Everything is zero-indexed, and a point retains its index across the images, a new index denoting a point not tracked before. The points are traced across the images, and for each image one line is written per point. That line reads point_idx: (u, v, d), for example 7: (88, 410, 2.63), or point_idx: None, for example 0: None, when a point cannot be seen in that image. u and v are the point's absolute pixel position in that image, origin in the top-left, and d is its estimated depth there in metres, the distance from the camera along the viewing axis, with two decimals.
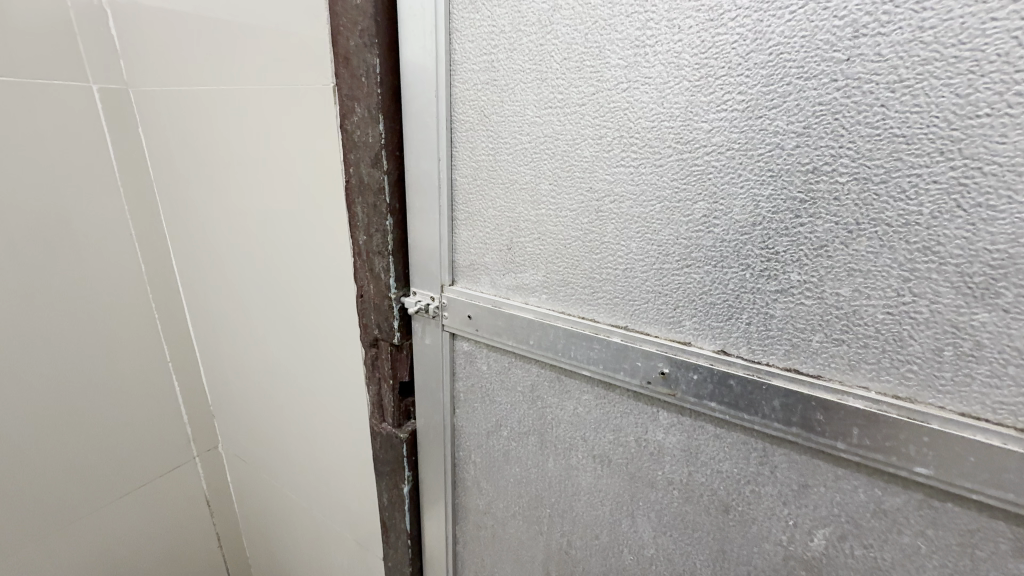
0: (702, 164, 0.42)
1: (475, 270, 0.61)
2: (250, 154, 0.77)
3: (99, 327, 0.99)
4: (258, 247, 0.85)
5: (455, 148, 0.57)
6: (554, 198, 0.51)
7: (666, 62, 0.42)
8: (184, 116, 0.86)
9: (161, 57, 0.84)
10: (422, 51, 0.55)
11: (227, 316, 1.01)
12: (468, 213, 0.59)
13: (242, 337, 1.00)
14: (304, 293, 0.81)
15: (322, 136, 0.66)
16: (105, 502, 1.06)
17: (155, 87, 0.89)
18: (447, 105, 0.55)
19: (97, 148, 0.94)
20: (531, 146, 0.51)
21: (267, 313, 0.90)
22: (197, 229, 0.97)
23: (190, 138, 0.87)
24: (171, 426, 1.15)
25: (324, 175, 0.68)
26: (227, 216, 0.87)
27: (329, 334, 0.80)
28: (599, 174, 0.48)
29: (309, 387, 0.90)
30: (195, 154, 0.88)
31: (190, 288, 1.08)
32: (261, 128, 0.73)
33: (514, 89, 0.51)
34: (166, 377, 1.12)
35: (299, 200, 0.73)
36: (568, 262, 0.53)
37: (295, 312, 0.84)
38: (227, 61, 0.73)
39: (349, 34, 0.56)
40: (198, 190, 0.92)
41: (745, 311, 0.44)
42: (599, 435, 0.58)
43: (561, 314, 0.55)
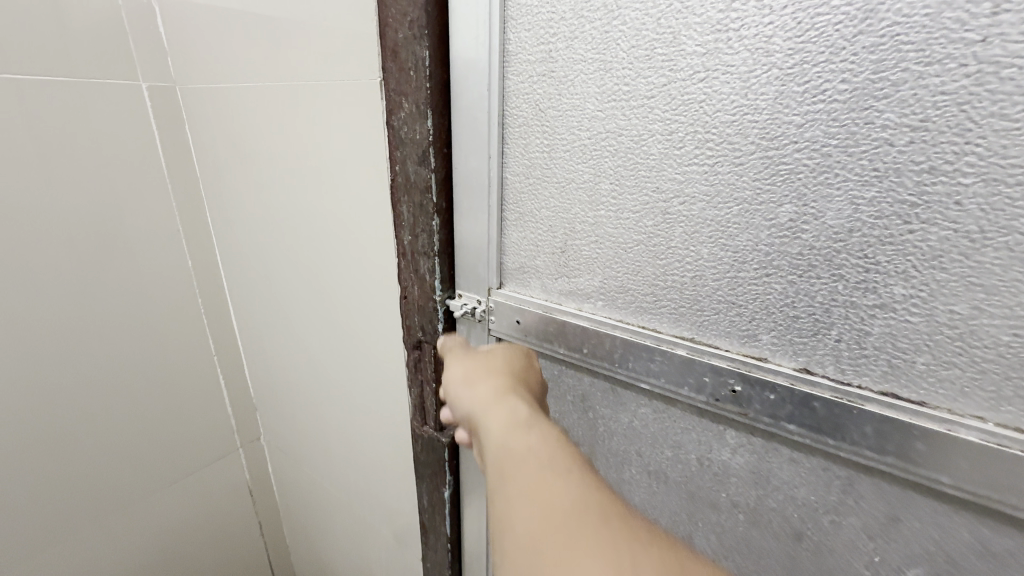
0: (790, 162, 0.38)
1: (524, 274, 0.58)
2: (294, 154, 0.77)
3: (144, 328, 1.02)
4: (302, 248, 0.85)
5: (507, 145, 0.54)
6: (616, 198, 0.48)
7: (753, 48, 0.37)
8: (231, 115, 0.86)
9: (208, 56, 0.84)
10: (475, 41, 0.51)
11: (270, 313, 1.02)
12: (519, 213, 0.56)
13: (285, 334, 1.00)
14: (347, 294, 0.80)
15: (366, 135, 0.64)
16: (150, 496, 1.10)
17: (202, 86, 0.89)
18: (499, 100, 0.52)
19: (146, 147, 0.95)
20: (591, 143, 0.48)
21: (310, 313, 0.90)
22: (241, 227, 0.98)
23: (236, 137, 0.87)
24: (214, 423, 1.17)
25: (369, 175, 0.66)
26: (271, 211, 0.87)
27: (371, 334, 0.79)
28: (668, 173, 0.44)
29: (351, 386, 0.90)
30: (239, 150, 0.88)
31: (234, 284, 1.09)
32: (306, 128, 0.72)
33: (574, 81, 0.47)
34: (209, 377, 1.14)
35: (342, 201, 0.72)
36: (628, 267, 0.49)
37: (338, 313, 0.84)
38: (272, 60, 0.72)
39: (399, 25, 0.53)
40: (243, 188, 0.92)
41: (834, 326, 0.40)
42: (656, 450, 0.54)
43: (619, 322, 0.51)
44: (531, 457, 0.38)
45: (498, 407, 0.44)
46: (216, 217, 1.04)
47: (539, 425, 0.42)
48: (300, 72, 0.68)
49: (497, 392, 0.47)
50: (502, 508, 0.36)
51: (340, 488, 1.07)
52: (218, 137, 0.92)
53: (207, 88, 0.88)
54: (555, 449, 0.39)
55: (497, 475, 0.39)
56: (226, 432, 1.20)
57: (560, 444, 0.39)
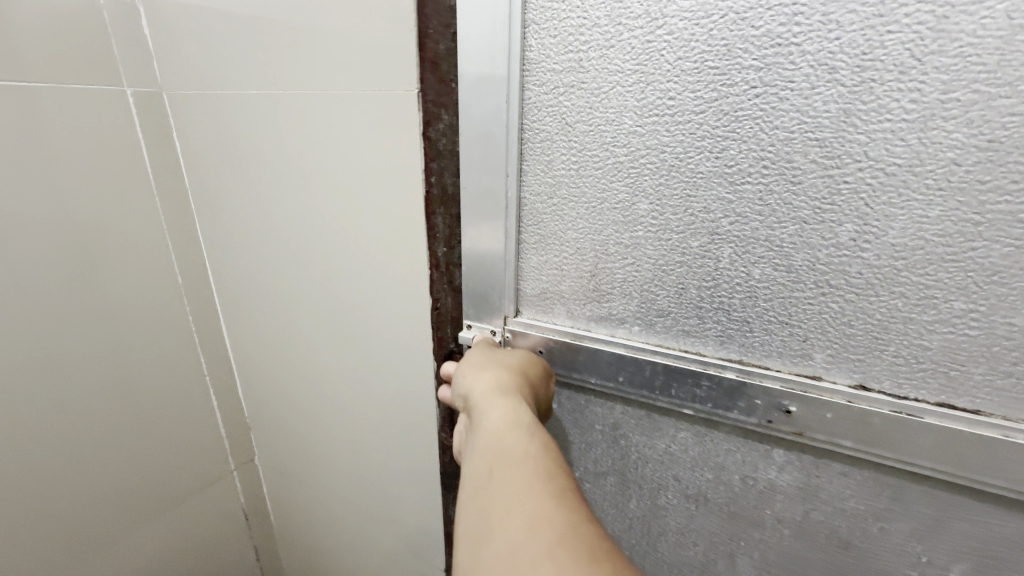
0: (852, 181, 0.37)
1: (546, 300, 0.53)
2: (296, 166, 0.63)
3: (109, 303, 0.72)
4: (302, 271, 0.70)
5: (527, 162, 0.49)
6: (656, 219, 0.45)
7: (816, 64, 0.36)
8: (234, 123, 0.66)
9: (212, 54, 0.64)
10: (489, 48, 0.45)
11: (265, 342, 0.81)
12: (539, 236, 0.51)
13: (294, 367, 0.79)
14: (363, 333, 0.68)
15: (396, 148, 0.54)
16: (110, 530, 0.78)
17: (195, 91, 0.68)
18: (519, 112, 0.47)
19: (119, 130, 0.70)
20: (628, 161, 0.44)
21: (317, 346, 0.75)
22: (257, 275, 0.76)
23: (241, 160, 0.68)
24: (203, 451, 0.88)
25: (397, 193, 0.57)
26: (289, 251, 0.69)
27: (390, 379, 0.69)
28: (716, 192, 0.42)
29: (359, 421, 0.76)
30: (260, 175, 0.67)
31: (241, 344, 0.85)
32: (315, 136, 0.60)
33: (608, 93, 0.43)
34: (192, 385, 0.84)
35: (357, 224, 0.61)
36: (670, 290, 0.47)
37: (348, 348, 0.71)
38: (296, 69, 0.57)
39: (442, 33, 0.47)
40: (245, 204, 0.71)
41: (891, 343, 0.40)
42: (697, 474, 0.53)
43: (659, 348, 0.49)
44: (530, 464, 0.36)
45: (503, 404, 0.42)
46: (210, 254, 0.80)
47: (541, 437, 0.39)
48: (321, 77, 0.56)
49: (498, 398, 0.43)
50: (489, 516, 0.34)
51: (354, 536, 0.89)
52: (217, 153, 0.71)
53: (206, 91, 0.67)
54: (555, 474, 0.35)
55: (486, 475, 0.37)
56: (220, 467, 0.91)
57: (563, 472, 0.35)
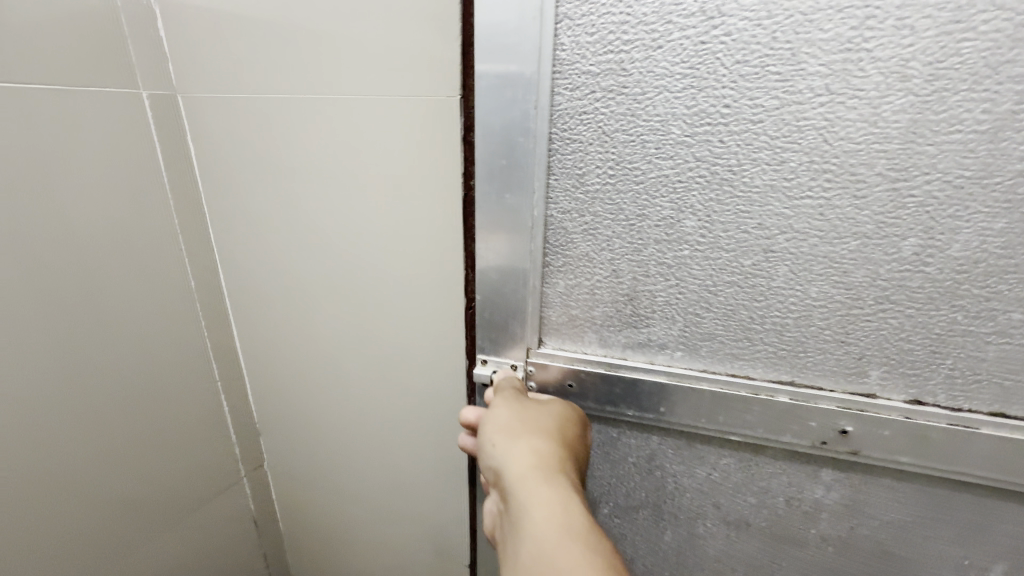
0: (919, 194, 0.36)
1: (575, 327, 0.48)
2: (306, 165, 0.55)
3: (105, 270, 0.59)
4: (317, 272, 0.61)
5: (555, 176, 0.43)
6: (705, 237, 0.41)
7: (887, 72, 0.34)
8: (257, 129, 0.57)
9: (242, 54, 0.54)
10: (516, 49, 0.39)
11: (279, 355, 0.71)
12: (567, 258, 0.45)
13: (316, 381, 0.69)
14: (388, 366, 0.62)
15: (419, 152, 0.49)
16: (105, 543, 0.64)
17: (213, 97, 0.59)
18: (548, 120, 0.41)
19: (118, 112, 0.58)
20: (675, 174, 0.40)
21: (333, 359, 0.66)
22: (291, 315, 0.67)
23: (266, 172, 0.59)
24: (212, 462, 0.76)
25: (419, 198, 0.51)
26: (324, 283, 0.61)
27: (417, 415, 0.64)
28: (773, 207, 0.39)
29: (379, 437, 0.68)
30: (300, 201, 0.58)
31: (268, 387, 0.76)
32: (331, 141, 0.53)
33: (653, 99, 0.39)
34: (202, 379, 0.72)
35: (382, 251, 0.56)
36: (717, 312, 0.43)
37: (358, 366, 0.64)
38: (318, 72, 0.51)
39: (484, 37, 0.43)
40: (269, 217, 0.61)
41: (948, 356, 0.39)
42: (739, 500, 0.50)
43: (705, 374, 0.45)
44: None
45: (550, 503, 0.34)
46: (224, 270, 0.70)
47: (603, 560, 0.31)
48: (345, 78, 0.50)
49: (542, 486, 0.35)
50: None
51: (379, 558, 0.79)
52: (232, 160, 0.61)
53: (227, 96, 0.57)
54: None
55: None
56: (232, 482, 0.79)
57: None
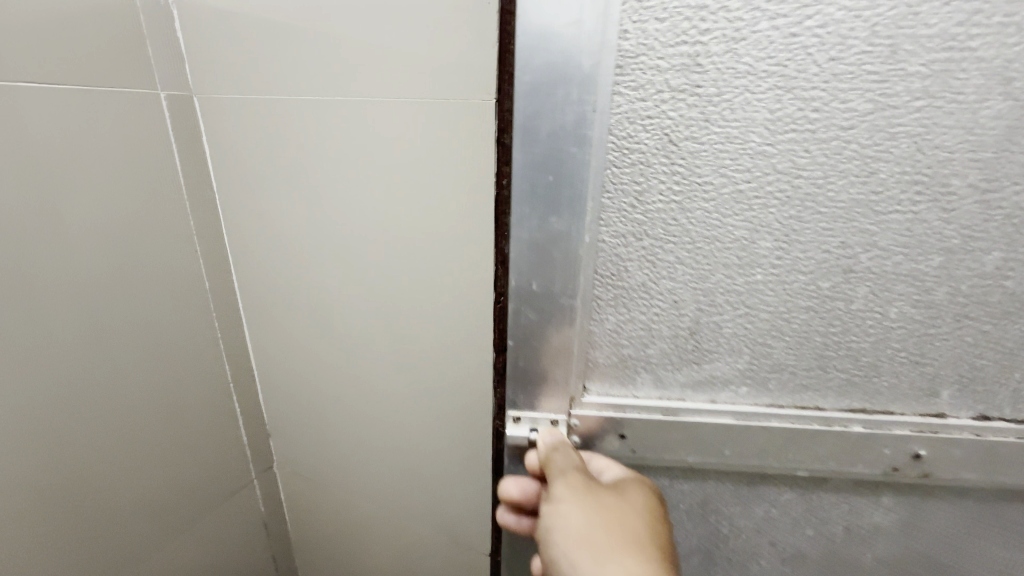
0: (1007, 207, 0.33)
1: (624, 368, 0.40)
2: (335, 160, 0.61)
3: (124, 247, 0.61)
4: (330, 251, 0.67)
5: (609, 194, 0.35)
6: (781, 259, 0.36)
7: (990, 74, 0.30)
8: (274, 130, 0.62)
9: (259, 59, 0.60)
10: (568, 39, 0.31)
11: (283, 330, 0.76)
12: (619, 289, 0.38)
13: (309, 348, 0.75)
14: (407, 340, 0.68)
15: (447, 156, 0.56)
16: (130, 523, 0.66)
17: (232, 95, 0.63)
18: (606, 126, 0.33)
19: (148, 110, 0.62)
20: (751, 189, 0.34)
21: (342, 333, 0.72)
22: (304, 301, 0.72)
23: (279, 167, 0.64)
24: (224, 443, 0.78)
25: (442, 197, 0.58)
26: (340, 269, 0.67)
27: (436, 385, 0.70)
28: (858, 224, 0.35)
29: (385, 409, 0.74)
30: (313, 191, 0.64)
31: (270, 372, 0.81)
32: (365, 131, 0.58)
33: (732, 101, 0.32)
34: (213, 364, 0.75)
35: (406, 233, 0.62)
36: (790, 340, 0.38)
37: (371, 346, 0.71)
38: (351, 84, 0.56)
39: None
40: (289, 213, 0.66)
41: (1018, 369, 0.38)
42: (796, 533, 0.46)
43: (774, 408, 0.40)
44: None
45: None
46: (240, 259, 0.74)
47: None
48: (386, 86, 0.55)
49: None
50: None
51: (385, 521, 0.84)
52: (245, 155, 0.66)
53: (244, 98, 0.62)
54: None
55: None
56: (240, 470, 0.82)
57: None
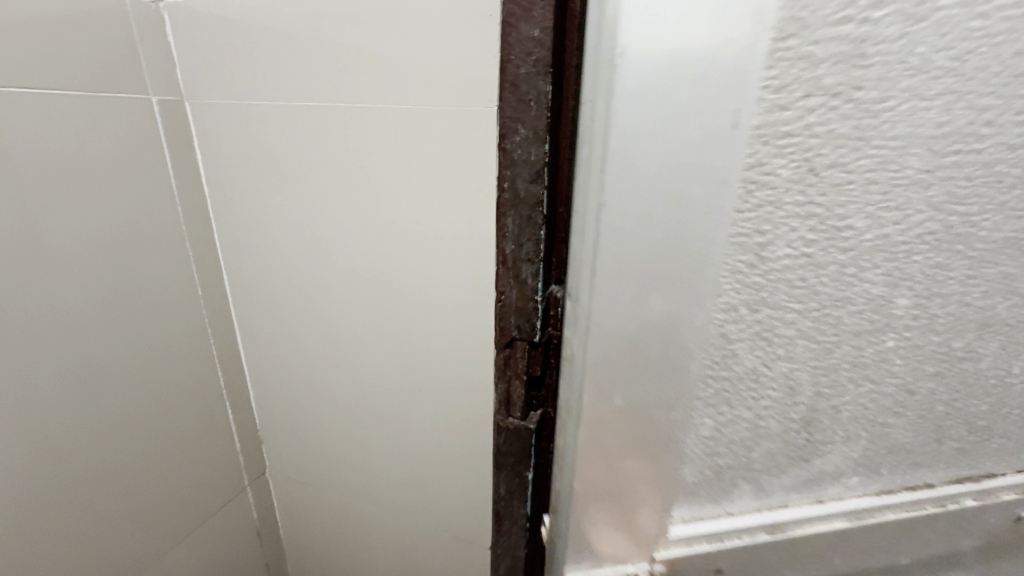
0: None
1: (720, 477, 0.30)
2: (340, 175, 0.44)
3: (130, 305, 0.46)
4: (356, 291, 0.48)
5: (725, 252, 0.25)
6: (921, 323, 0.27)
7: None
8: (300, 167, 0.46)
9: (297, 36, 0.41)
10: (673, 33, 0.21)
11: (298, 414, 0.59)
12: (723, 377, 0.28)
13: (331, 432, 0.58)
14: (417, 414, 0.51)
15: (474, 170, 0.39)
16: None
17: (240, 120, 0.47)
18: (735, 154, 0.23)
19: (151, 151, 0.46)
20: (903, 238, 0.24)
21: (382, 413, 0.53)
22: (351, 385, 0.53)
23: (286, 199, 0.47)
24: (244, 552, 0.63)
25: (463, 224, 0.41)
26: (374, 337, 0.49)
27: (442, 478, 0.52)
28: (1011, 272, 0.26)
29: (440, 497, 0.53)
30: (373, 225, 0.45)
31: (292, 465, 0.63)
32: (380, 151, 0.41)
33: (898, 113, 0.22)
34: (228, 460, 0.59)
35: (407, 286, 0.45)
36: (909, 415, 0.30)
37: (406, 412, 0.51)
38: (351, 82, 0.40)
39: (527, 53, 0.33)
40: (319, 279, 0.50)
41: None
42: None
43: (888, 497, 0.32)
44: None
45: None
46: (239, 316, 0.56)
47: None
48: (374, 95, 0.40)
49: None
50: None
51: None
52: (245, 189, 0.49)
53: (246, 107, 0.45)
54: None
55: None
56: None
57: None
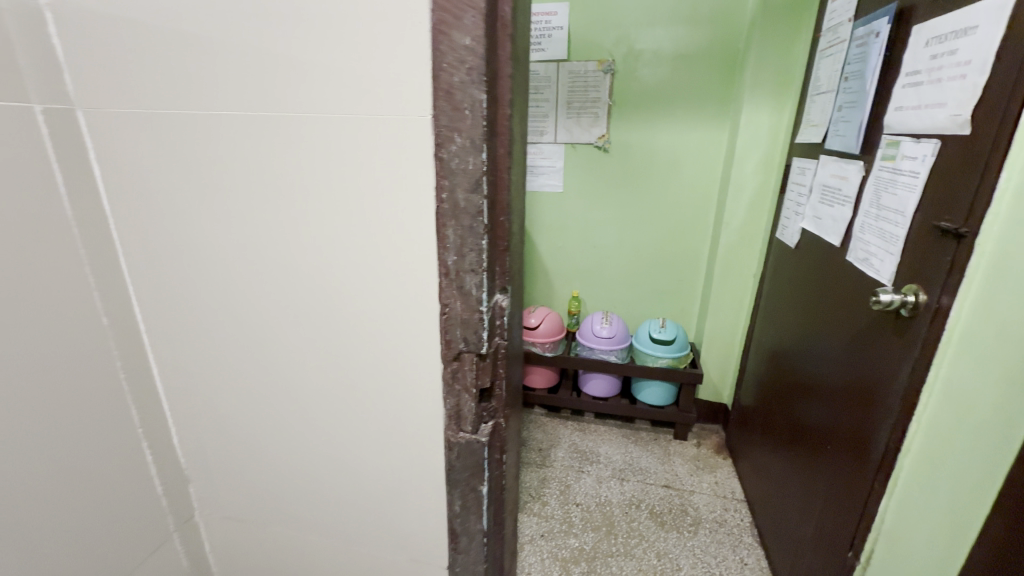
0: None
1: None
2: (267, 187, 0.41)
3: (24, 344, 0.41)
4: (289, 315, 0.45)
5: None
6: None
7: None
8: (217, 182, 0.42)
9: (215, 44, 0.37)
10: None
11: (228, 448, 0.54)
12: None
13: (269, 464, 0.53)
14: (366, 441, 0.48)
15: (410, 185, 0.37)
16: None
17: (143, 133, 0.42)
18: None
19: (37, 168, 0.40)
20: None
21: (329, 439, 0.50)
22: (282, 411, 0.50)
23: (208, 219, 0.43)
24: None
25: (403, 244, 0.39)
26: (311, 359, 0.46)
27: (396, 502, 0.50)
28: None
29: (392, 519, 0.51)
30: (301, 237, 0.42)
31: (221, 503, 0.57)
32: (309, 164, 0.39)
33: None
34: (150, 508, 0.54)
35: (349, 307, 0.43)
36: None
37: (354, 438, 0.48)
38: (279, 90, 0.37)
39: (461, 64, 0.33)
40: (245, 300, 0.46)
41: None
42: None
43: None
44: None
45: None
46: (156, 347, 0.51)
47: None
48: (301, 104, 0.37)
49: None
50: None
51: None
52: (160, 209, 0.44)
53: (155, 118, 0.41)
54: None
55: None
56: None
57: None
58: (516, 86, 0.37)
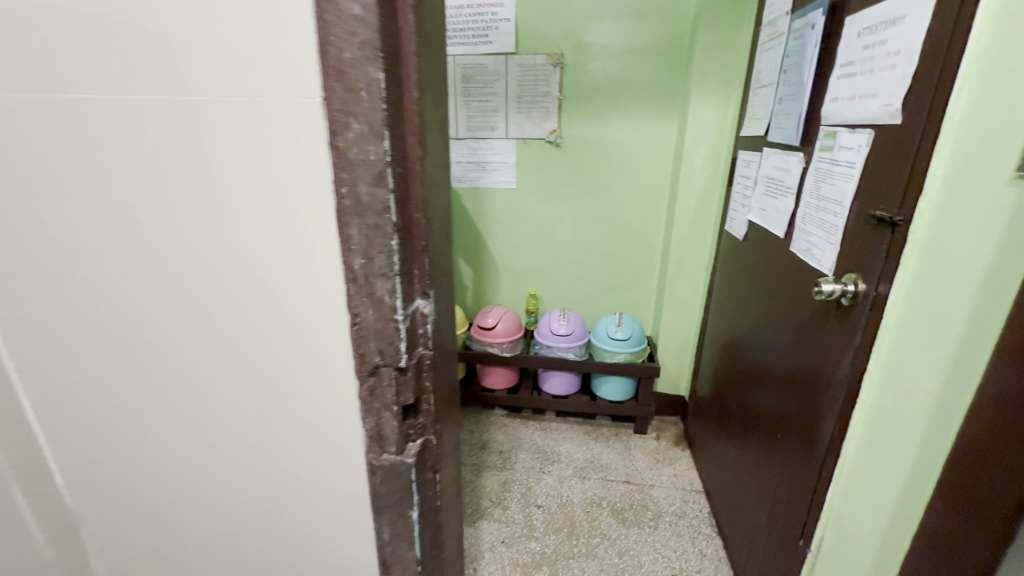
0: None
1: None
2: (140, 184, 0.35)
3: None
4: (181, 331, 0.39)
5: None
6: None
7: None
8: (78, 177, 0.35)
9: (61, 13, 0.31)
10: None
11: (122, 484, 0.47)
12: None
13: (173, 498, 0.47)
14: (280, 467, 0.43)
15: (305, 180, 0.32)
16: None
17: None
18: None
19: None
20: None
21: (237, 467, 0.44)
22: (180, 438, 0.43)
23: (73, 225, 0.37)
24: None
25: (302, 247, 0.34)
26: (209, 379, 0.40)
27: (319, 531, 0.45)
28: None
29: (317, 551, 0.46)
30: (187, 240, 0.36)
31: (120, 545, 0.50)
32: (188, 156, 0.33)
33: None
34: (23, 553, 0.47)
35: (248, 319, 0.37)
36: None
37: (266, 465, 0.43)
38: (144, 71, 0.32)
39: (352, 38, 0.28)
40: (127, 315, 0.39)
41: None
42: None
43: None
44: None
45: None
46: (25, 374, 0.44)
47: None
48: (171, 86, 0.32)
49: None
50: None
51: None
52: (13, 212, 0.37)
53: None
54: None
55: None
56: None
57: None
58: (425, 66, 0.33)
